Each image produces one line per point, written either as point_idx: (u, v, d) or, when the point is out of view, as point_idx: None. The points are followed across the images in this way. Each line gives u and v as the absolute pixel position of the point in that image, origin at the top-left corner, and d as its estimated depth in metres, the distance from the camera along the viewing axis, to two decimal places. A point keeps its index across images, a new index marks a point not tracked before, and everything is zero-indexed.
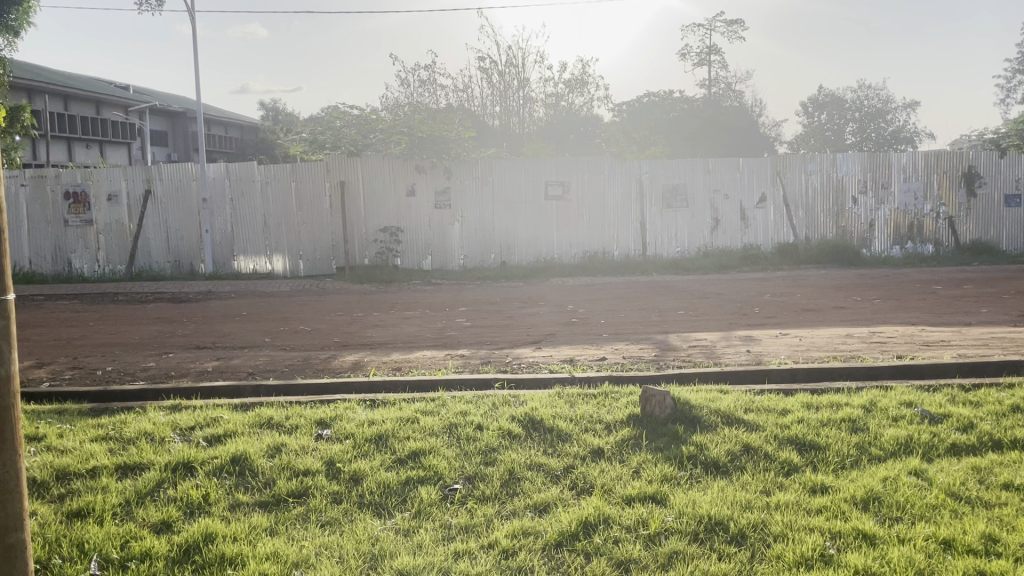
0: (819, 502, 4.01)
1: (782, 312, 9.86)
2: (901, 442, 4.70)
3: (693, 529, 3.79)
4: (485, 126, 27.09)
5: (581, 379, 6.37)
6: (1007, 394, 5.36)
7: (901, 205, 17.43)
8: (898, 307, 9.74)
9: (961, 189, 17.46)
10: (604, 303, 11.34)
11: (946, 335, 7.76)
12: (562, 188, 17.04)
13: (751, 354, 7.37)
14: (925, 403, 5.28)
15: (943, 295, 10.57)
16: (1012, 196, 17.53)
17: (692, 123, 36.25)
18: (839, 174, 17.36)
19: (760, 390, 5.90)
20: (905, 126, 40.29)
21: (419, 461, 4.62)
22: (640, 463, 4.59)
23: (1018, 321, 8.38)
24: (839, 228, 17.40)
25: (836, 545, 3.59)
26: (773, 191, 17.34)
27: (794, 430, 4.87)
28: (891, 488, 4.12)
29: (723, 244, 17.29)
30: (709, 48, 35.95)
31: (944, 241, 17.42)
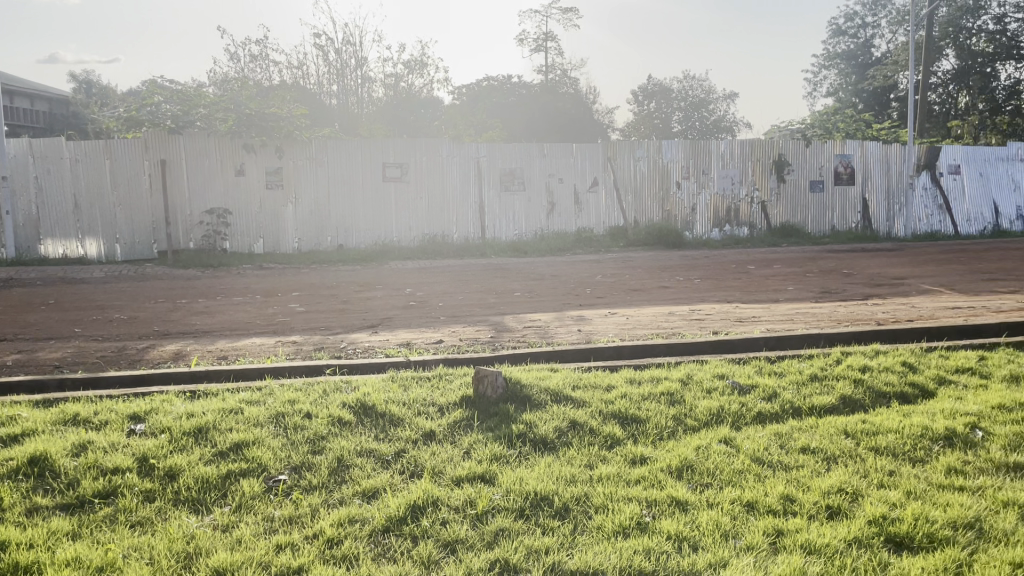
0: (638, 473, 4.19)
1: (612, 292, 10.25)
2: (714, 412, 5.00)
3: (520, 505, 3.87)
4: (321, 105, 26.28)
5: (415, 362, 6.34)
6: (807, 365, 5.83)
7: (720, 190, 18.54)
8: (717, 286, 10.34)
9: (771, 176, 18.76)
10: (441, 285, 11.35)
11: (757, 311, 8.34)
12: (400, 170, 16.87)
13: (582, 334, 7.59)
14: (735, 375, 5.65)
15: (755, 275, 11.35)
16: (816, 182, 18.98)
17: (526, 107, 37.25)
18: (664, 160, 18.19)
19: (588, 367, 6.10)
20: (725, 115, 43.51)
21: (241, 453, 4.43)
22: (470, 444, 4.62)
23: (818, 297, 9.15)
24: (665, 212, 18.26)
25: (651, 513, 3.77)
26: (604, 176, 17.97)
27: (618, 405, 5.08)
28: (703, 455, 4.38)
29: (558, 227, 17.74)
30: (546, 35, 36.71)
31: (758, 224, 18.74)
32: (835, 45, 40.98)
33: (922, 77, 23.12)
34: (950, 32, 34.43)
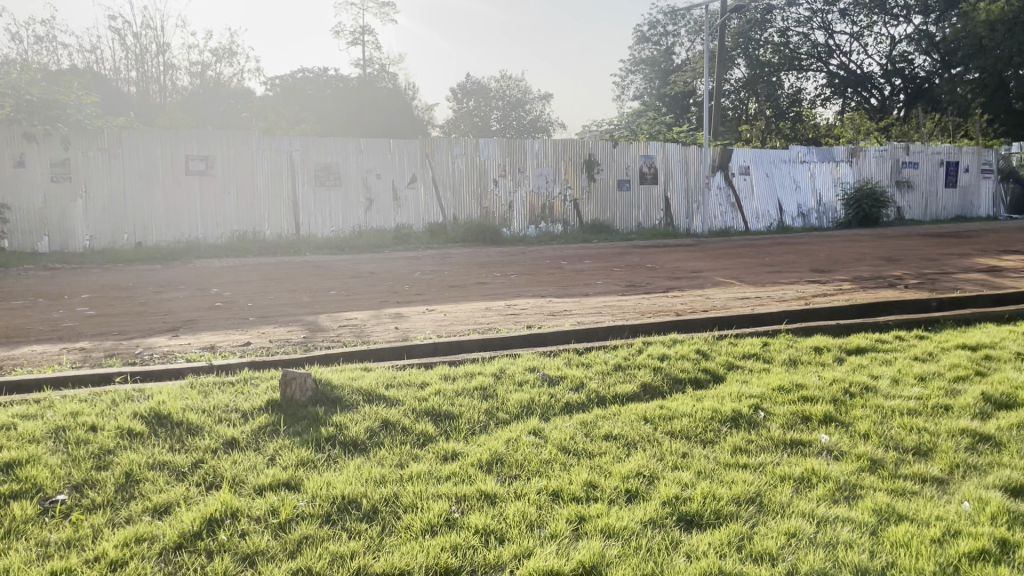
0: (449, 468, 4.19)
1: (429, 289, 10.24)
2: (525, 404, 5.10)
3: (325, 510, 3.75)
4: (118, 92, 24.53)
5: (219, 366, 6.01)
6: (612, 355, 6.08)
7: (535, 187, 19.01)
8: (531, 281, 10.58)
9: (583, 174, 19.45)
10: (251, 284, 10.86)
11: (568, 305, 8.62)
12: (205, 163, 15.99)
13: (398, 331, 7.51)
14: (545, 367, 5.80)
15: (568, 270, 11.74)
16: (623, 181, 19.91)
17: (343, 99, 36.56)
18: (480, 157, 18.38)
19: (401, 365, 6.04)
20: (540, 117, 46.11)
21: (13, 473, 4.00)
22: (275, 450, 4.43)
23: (626, 290, 9.60)
24: (483, 209, 18.48)
25: (461, 508, 3.78)
26: (422, 172, 17.93)
27: (431, 402, 5.06)
28: (512, 448, 4.45)
29: (376, 223, 17.51)
30: (362, 28, 36.18)
31: (570, 221, 19.41)
32: (640, 51, 43.27)
33: (716, 84, 24.81)
34: (740, 43, 37.05)
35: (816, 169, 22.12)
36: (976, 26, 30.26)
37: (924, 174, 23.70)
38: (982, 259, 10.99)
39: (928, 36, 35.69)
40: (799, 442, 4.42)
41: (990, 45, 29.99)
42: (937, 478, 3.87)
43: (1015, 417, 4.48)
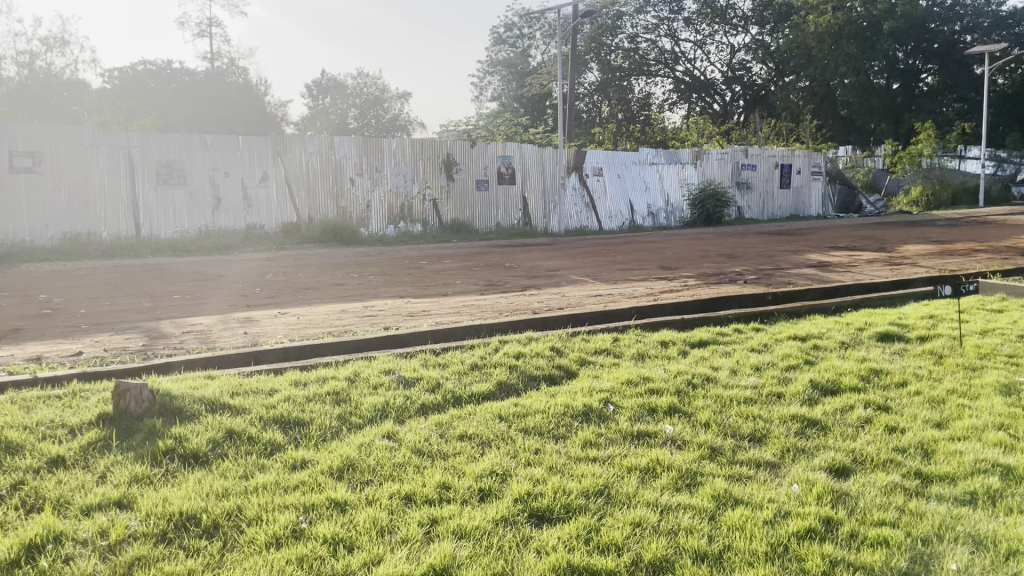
0: (297, 478, 4.03)
1: (282, 291, 9.90)
2: (379, 407, 4.98)
3: (160, 529, 3.53)
4: None
5: (46, 379, 5.55)
6: (469, 355, 6.05)
7: (393, 186, 18.79)
8: (388, 282, 10.45)
9: (441, 174, 19.38)
10: (84, 289, 10.15)
11: (426, 306, 8.55)
12: (32, 160, 14.78)
13: (248, 336, 7.21)
14: (401, 369, 5.70)
15: (426, 270, 11.67)
16: (481, 181, 20.01)
17: (189, 94, 34.99)
18: (336, 156, 17.98)
19: (250, 372, 5.78)
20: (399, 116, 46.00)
21: None
22: (107, 467, 4.13)
23: (484, 289, 9.64)
24: (339, 208, 18.09)
25: (308, 518, 3.63)
26: (274, 170, 17.35)
27: (279, 409, 4.87)
28: (365, 452, 4.33)
29: (225, 224, 16.80)
30: (210, 21, 34.72)
31: (430, 221, 19.28)
32: (496, 52, 43.77)
33: (569, 87, 25.40)
34: (593, 48, 37.99)
35: (664, 171, 23.05)
36: (806, 37, 32.42)
37: (761, 176, 25.17)
38: (812, 255, 11.79)
39: (763, 46, 38.00)
40: (644, 433, 4.57)
41: (818, 55, 32.24)
42: (770, 462, 4.07)
43: (839, 401, 4.77)
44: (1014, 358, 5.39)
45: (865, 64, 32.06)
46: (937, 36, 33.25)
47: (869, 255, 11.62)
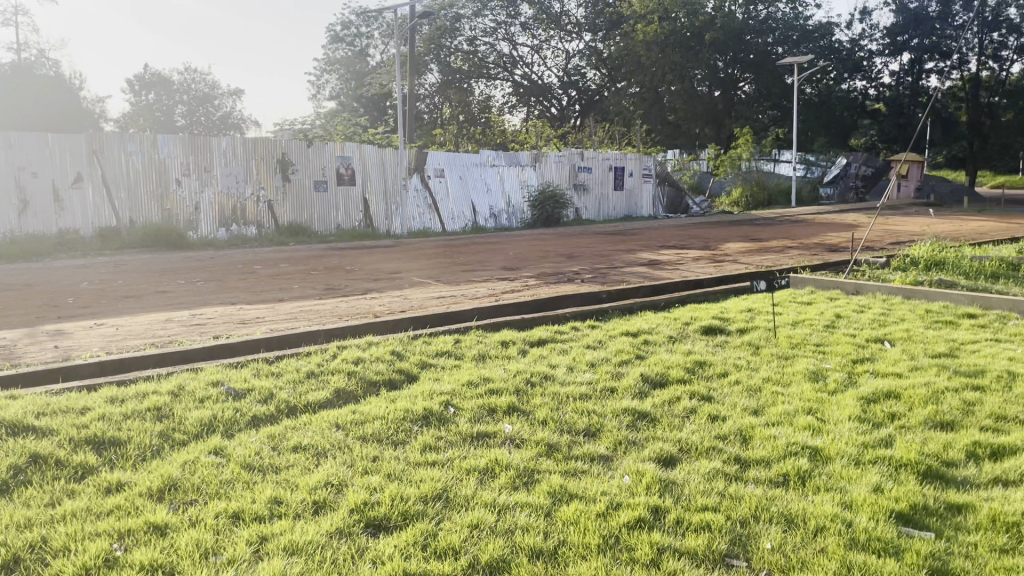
0: (112, 502, 3.74)
1: (100, 300, 9.21)
2: (205, 422, 4.70)
3: None
4: None
5: None
6: (304, 362, 5.82)
7: (224, 188, 17.95)
8: (220, 288, 9.95)
9: (276, 175, 18.70)
10: None
11: (259, 312, 8.20)
12: None
13: (58, 351, 6.64)
14: (230, 381, 5.41)
15: (261, 274, 11.22)
16: (319, 183, 19.49)
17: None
18: (160, 155, 16.95)
19: (59, 390, 5.30)
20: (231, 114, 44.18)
21: None
22: None
23: (322, 294, 9.38)
24: (164, 211, 17.09)
25: (124, 545, 3.37)
26: (90, 171, 16.19)
27: (92, 429, 4.51)
28: (189, 471, 4.06)
29: (32, 229, 15.57)
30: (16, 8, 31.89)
31: (265, 223, 18.58)
32: (334, 51, 42.99)
33: (409, 88, 25.21)
34: (432, 48, 38.21)
35: (505, 173, 23.37)
36: (636, 46, 34.06)
37: (596, 178, 26.03)
38: (644, 254, 12.31)
39: (596, 53, 39.55)
40: (485, 435, 4.42)
41: (648, 63, 34.20)
42: (604, 456, 4.15)
43: (667, 394, 4.96)
44: (821, 346, 5.84)
45: (689, 72, 34.19)
46: (752, 47, 35.36)
47: (696, 253, 12.28)
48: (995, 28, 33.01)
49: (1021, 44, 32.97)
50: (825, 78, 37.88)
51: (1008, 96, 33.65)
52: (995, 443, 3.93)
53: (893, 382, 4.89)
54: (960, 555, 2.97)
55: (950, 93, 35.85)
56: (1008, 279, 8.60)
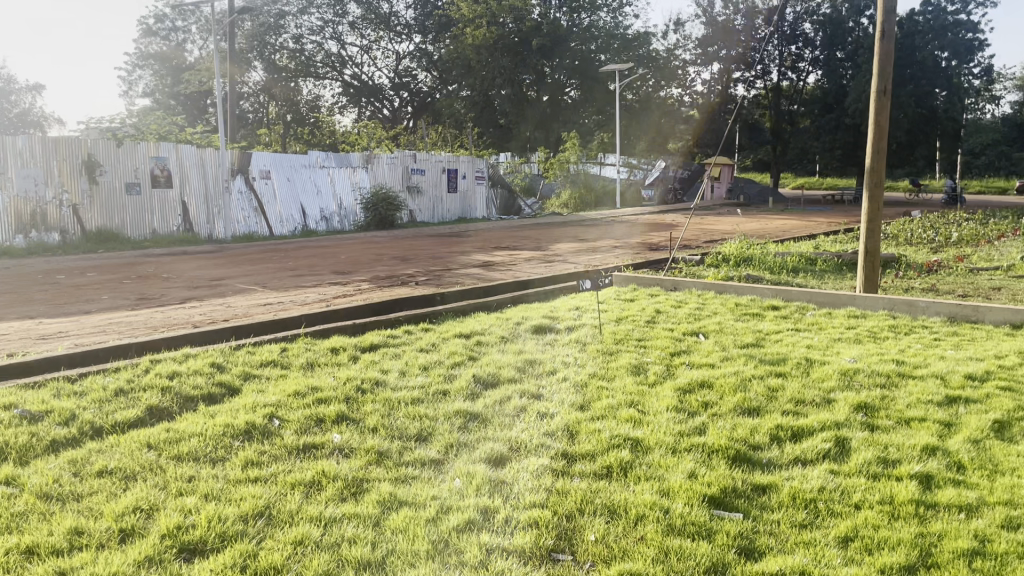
0: None
1: None
2: None
3: None
4: None
5: None
6: (112, 379, 5.38)
7: (21, 191, 16.39)
8: (15, 301, 9.05)
9: (81, 177, 17.29)
10: None
11: (63, 326, 7.55)
12: None
13: None
14: (25, 403, 4.90)
15: (66, 285, 10.35)
16: (132, 185, 18.24)
17: None
18: None
19: None
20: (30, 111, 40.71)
21: None
22: None
23: (136, 304, 8.77)
24: None
25: None
26: None
27: None
28: None
29: None
30: None
31: (70, 229, 17.20)
32: (147, 45, 40.49)
33: (229, 86, 24.14)
34: (255, 46, 36.59)
35: (335, 174, 22.85)
36: (464, 49, 34.72)
37: (429, 180, 25.96)
38: (477, 255, 12.41)
39: (427, 55, 39.47)
40: (310, 445, 4.20)
41: (478, 66, 34.78)
42: (434, 460, 3.97)
43: (498, 393, 4.91)
44: (643, 341, 6.09)
45: (518, 77, 34.93)
46: (576, 54, 35.83)
47: (528, 254, 12.52)
48: (793, 42, 35.77)
49: (815, 56, 35.98)
50: (644, 85, 39.86)
51: (804, 104, 36.95)
52: (794, 425, 4.25)
53: (707, 372, 5.18)
54: (765, 533, 3.16)
55: (756, 101, 38.72)
56: (807, 273, 9.36)
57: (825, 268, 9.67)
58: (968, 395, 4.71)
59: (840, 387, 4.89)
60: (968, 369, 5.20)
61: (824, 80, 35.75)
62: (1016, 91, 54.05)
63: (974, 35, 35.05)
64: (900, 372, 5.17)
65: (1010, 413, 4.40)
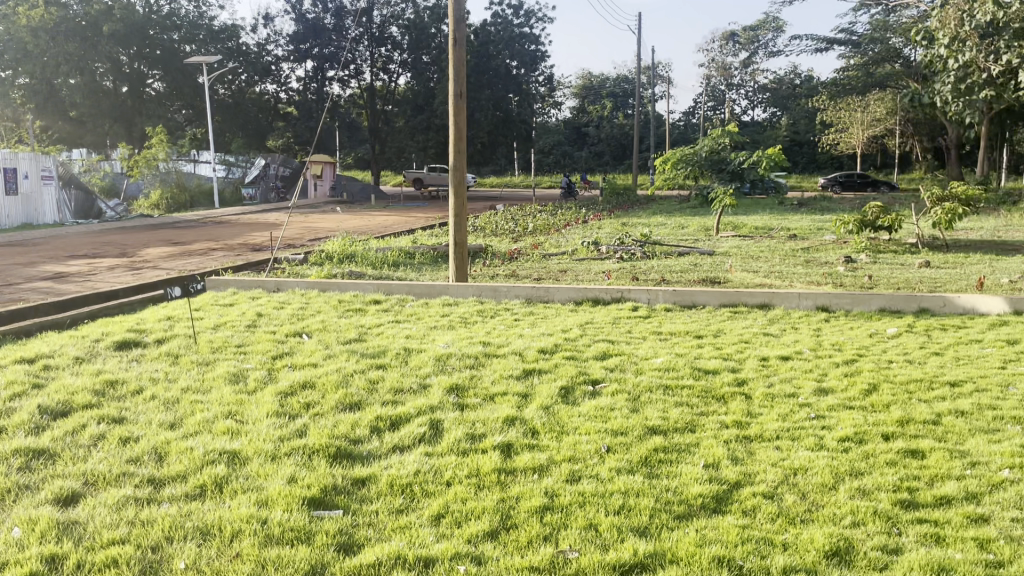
0: None
1: None
2: None
3: None
4: None
5: None
6: None
7: None
8: None
9: None
10: None
11: None
12: None
13: None
14: None
15: None
16: None
17: None
18: None
19: None
20: None
21: None
22: None
23: None
24: None
25: None
26: None
27: None
28: None
29: None
30: None
31: None
32: None
33: None
34: None
35: None
36: (17, 29, 29.87)
37: None
38: (46, 266, 10.88)
39: None
40: None
41: (35, 50, 29.98)
42: None
43: (69, 423, 4.33)
44: (242, 347, 5.83)
45: (90, 65, 31.15)
46: (157, 42, 33.40)
47: (110, 262, 11.30)
48: (382, 44, 36.42)
49: (403, 60, 37.04)
50: (236, 80, 37.41)
51: (396, 104, 38.63)
52: (392, 414, 4.39)
53: (309, 372, 5.13)
54: (364, 525, 3.20)
55: (353, 99, 39.46)
56: (405, 266, 9.80)
57: (423, 261, 10.24)
58: (540, 366, 5.30)
59: (434, 371, 5.19)
60: (541, 344, 5.85)
61: (413, 81, 37.55)
62: (572, 97, 62.24)
63: (537, 46, 39.15)
64: (485, 353, 5.62)
65: (573, 378, 5.05)
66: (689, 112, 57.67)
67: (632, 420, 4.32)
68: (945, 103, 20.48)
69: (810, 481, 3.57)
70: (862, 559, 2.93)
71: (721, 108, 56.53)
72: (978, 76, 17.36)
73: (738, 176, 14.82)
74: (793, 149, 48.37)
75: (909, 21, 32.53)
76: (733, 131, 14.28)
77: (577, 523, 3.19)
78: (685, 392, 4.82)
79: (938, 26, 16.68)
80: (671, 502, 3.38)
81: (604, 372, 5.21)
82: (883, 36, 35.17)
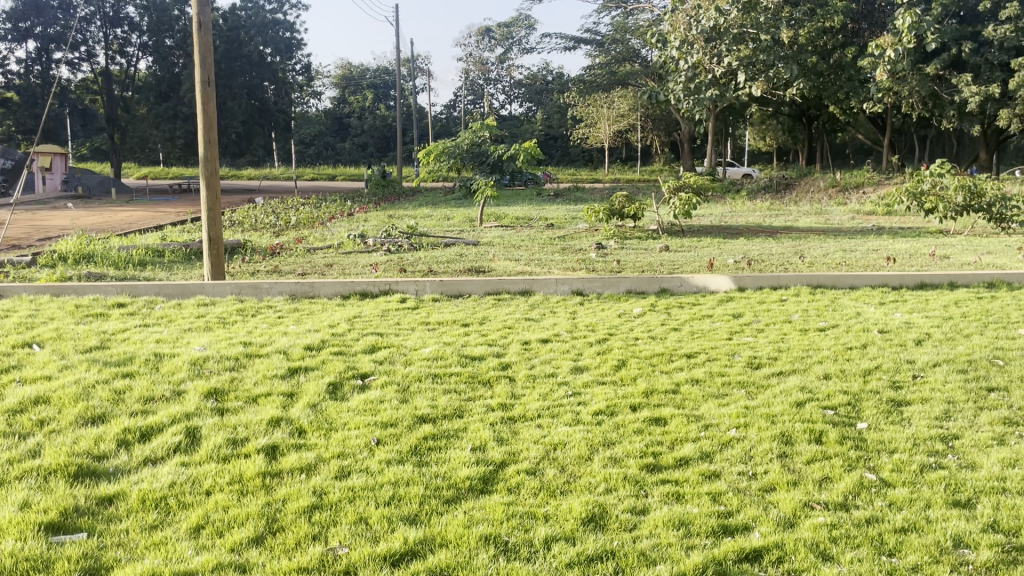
0: None
1: None
2: None
3: None
4: None
5: None
6: None
7: None
8: None
9: None
10: None
11: None
12: None
13: None
14: None
15: None
16: None
17: None
18: None
19: None
20: None
21: None
22: None
23: None
24: None
25: None
26: None
27: None
28: None
29: None
30: None
31: None
32: None
33: None
34: None
35: None
36: None
37: None
38: None
39: None
40: None
41: None
42: None
43: None
44: None
45: None
46: None
47: None
48: (117, 25, 33.53)
49: (143, 42, 34.41)
50: None
51: (137, 90, 35.62)
52: (142, 426, 4.08)
53: (42, 386, 4.61)
54: (113, 546, 2.95)
55: (86, 84, 35.88)
56: (155, 265, 9.13)
57: (174, 259, 9.61)
58: (307, 363, 5.18)
59: (190, 376, 4.89)
60: (307, 341, 5.71)
61: (155, 66, 34.83)
62: (331, 87, 60.79)
63: (291, 34, 37.97)
64: (246, 353, 5.38)
65: (341, 373, 4.98)
66: (450, 105, 58.59)
67: (402, 411, 4.35)
68: (678, 100, 22.35)
69: (567, 455, 3.80)
70: (614, 522, 3.17)
71: (480, 101, 57.79)
72: (704, 75, 19.19)
73: (498, 168, 15.40)
74: (548, 142, 50.69)
75: (646, 24, 35.02)
76: (491, 124, 14.71)
77: (346, 519, 3.17)
78: (453, 379, 4.93)
79: (669, 29, 18.26)
80: (440, 487, 3.45)
81: (373, 365, 5.19)
82: (623, 38, 36.72)
